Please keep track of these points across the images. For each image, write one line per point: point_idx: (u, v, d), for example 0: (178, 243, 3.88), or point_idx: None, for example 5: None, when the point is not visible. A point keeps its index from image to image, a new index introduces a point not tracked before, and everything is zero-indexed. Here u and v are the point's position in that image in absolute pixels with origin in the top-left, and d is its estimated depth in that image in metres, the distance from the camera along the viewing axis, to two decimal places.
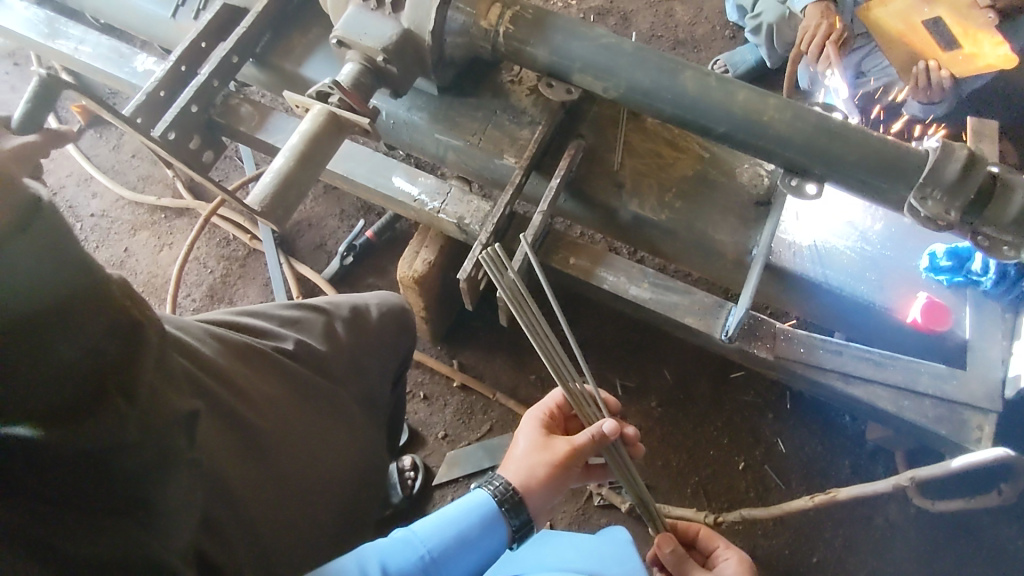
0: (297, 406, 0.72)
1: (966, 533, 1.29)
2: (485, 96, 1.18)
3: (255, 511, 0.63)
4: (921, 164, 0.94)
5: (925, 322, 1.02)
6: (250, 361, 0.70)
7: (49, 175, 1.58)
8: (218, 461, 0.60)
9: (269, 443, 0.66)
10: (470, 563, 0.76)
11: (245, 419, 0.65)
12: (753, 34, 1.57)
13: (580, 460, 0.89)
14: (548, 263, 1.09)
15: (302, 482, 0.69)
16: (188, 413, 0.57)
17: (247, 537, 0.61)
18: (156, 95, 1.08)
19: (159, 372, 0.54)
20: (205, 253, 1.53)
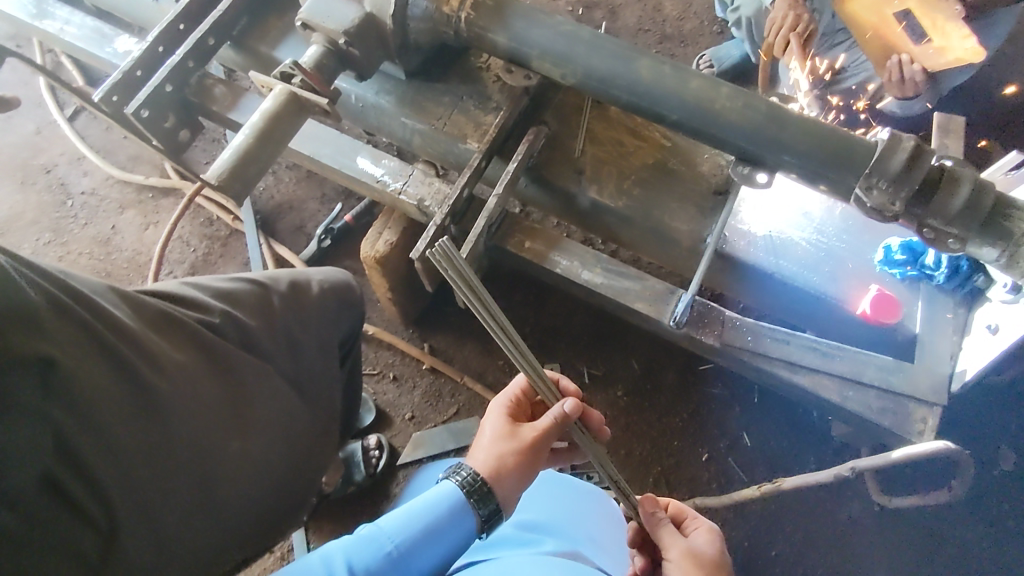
0: (212, 374, 0.71)
1: (928, 533, 1.28)
2: (453, 82, 1.20)
3: (153, 480, 0.63)
4: (867, 155, 0.95)
5: (875, 314, 1.02)
6: (161, 331, 0.69)
7: (43, 154, 1.63)
8: (104, 417, 0.59)
9: (180, 412, 0.66)
10: (438, 555, 0.77)
11: (149, 379, 0.63)
12: (733, 27, 1.57)
13: (548, 445, 0.91)
14: (504, 246, 1.11)
15: (211, 449, 0.69)
16: (73, 378, 0.57)
17: (123, 492, 0.60)
18: (132, 75, 1.11)
19: (40, 335, 0.55)
20: (188, 232, 1.57)
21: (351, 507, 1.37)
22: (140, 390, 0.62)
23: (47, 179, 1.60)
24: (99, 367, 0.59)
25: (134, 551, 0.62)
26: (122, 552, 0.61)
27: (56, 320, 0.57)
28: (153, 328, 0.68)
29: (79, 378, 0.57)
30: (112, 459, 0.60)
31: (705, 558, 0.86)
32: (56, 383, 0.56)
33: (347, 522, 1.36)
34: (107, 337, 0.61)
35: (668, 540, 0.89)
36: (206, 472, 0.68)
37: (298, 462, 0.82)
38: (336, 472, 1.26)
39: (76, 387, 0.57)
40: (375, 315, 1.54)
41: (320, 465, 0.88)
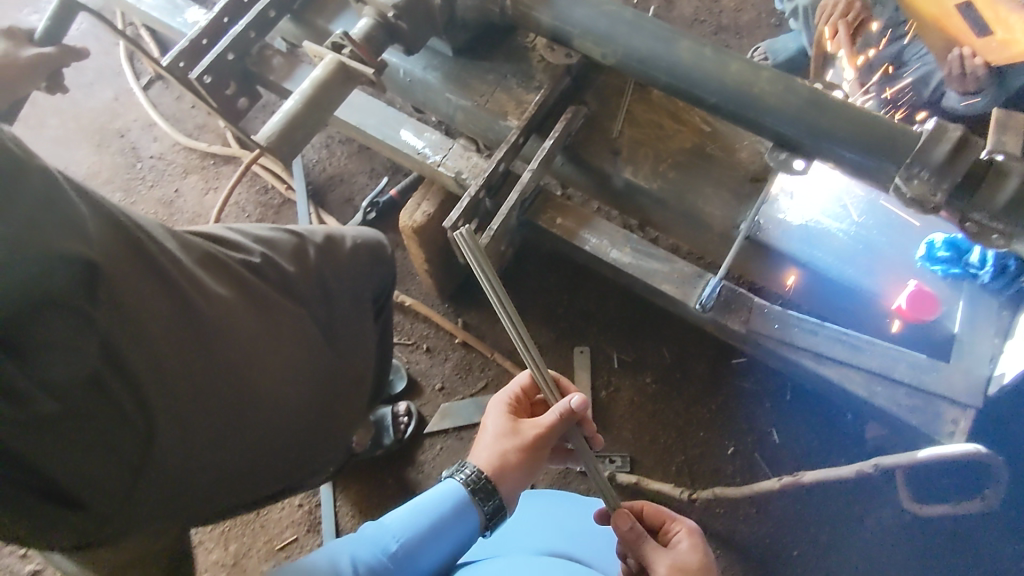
0: (251, 308, 0.77)
1: (962, 548, 1.23)
2: (498, 60, 1.22)
3: (189, 403, 0.69)
4: (911, 143, 0.92)
5: (912, 310, 1.01)
6: (208, 265, 0.74)
7: (119, 119, 1.75)
8: (153, 333, 0.65)
9: (220, 343, 0.72)
10: (441, 552, 0.83)
11: (195, 306, 0.69)
12: (791, 16, 1.53)
13: (552, 441, 0.92)
14: (536, 222, 1.14)
15: (242, 377, 0.75)
16: (129, 300, 0.62)
17: (161, 403, 0.67)
18: (198, 43, 1.18)
19: (110, 265, 0.60)
20: (244, 198, 1.65)
21: (377, 470, 1.42)
22: (187, 320, 0.68)
23: (121, 142, 1.72)
24: (155, 295, 0.65)
25: (167, 454, 0.69)
26: (157, 451, 0.68)
27: (121, 250, 0.62)
28: (203, 266, 0.73)
29: (132, 300, 0.62)
30: (158, 379, 0.66)
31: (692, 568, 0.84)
32: (119, 306, 0.61)
33: (373, 484, 1.41)
34: (166, 266, 0.66)
35: (653, 559, 0.87)
36: (235, 401, 0.75)
37: (319, 401, 0.88)
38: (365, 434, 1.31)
39: (136, 310, 0.62)
40: (413, 288, 1.58)
41: (345, 409, 0.93)
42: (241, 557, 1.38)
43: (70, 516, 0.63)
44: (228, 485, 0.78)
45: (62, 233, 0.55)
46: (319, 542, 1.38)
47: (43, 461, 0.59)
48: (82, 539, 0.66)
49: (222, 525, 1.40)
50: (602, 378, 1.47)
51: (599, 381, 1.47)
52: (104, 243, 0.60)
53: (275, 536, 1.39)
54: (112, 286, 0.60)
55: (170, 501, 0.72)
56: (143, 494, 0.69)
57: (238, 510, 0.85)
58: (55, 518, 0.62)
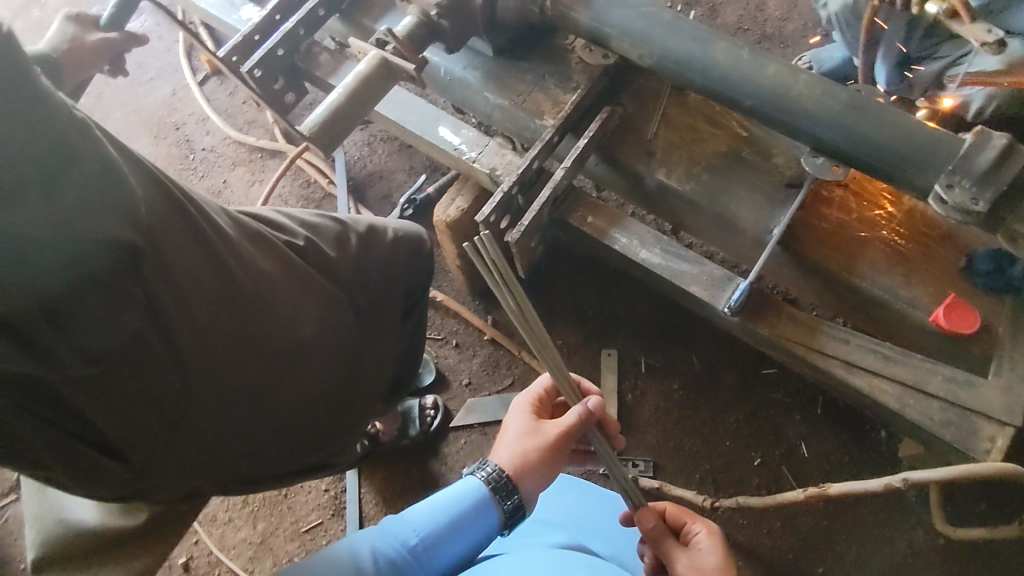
0: (291, 287, 0.79)
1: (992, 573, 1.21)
2: (537, 61, 1.24)
3: (223, 368, 0.73)
4: (953, 151, 0.90)
5: (948, 318, 0.96)
6: (256, 243, 0.77)
7: (176, 113, 1.83)
8: (195, 303, 0.68)
9: (258, 316, 0.75)
10: (460, 549, 0.85)
11: (238, 282, 0.72)
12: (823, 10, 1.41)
13: (573, 440, 0.91)
14: (567, 220, 1.15)
15: (275, 349, 0.78)
16: (176, 269, 0.65)
17: (195, 369, 0.70)
18: (251, 39, 1.24)
19: (156, 238, 0.63)
20: (288, 191, 1.71)
21: (402, 461, 1.44)
22: (229, 292, 0.71)
23: (176, 135, 1.80)
24: (199, 267, 0.68)
25: (201, 414, 0.73)
26: (191, 410, 0.72)
27: (169, 227, 0.65)
28: (251, 242, 0.76)
29: (179, 270, 0.66)
30: (196, 345, 0.70)
31: (708, 568, 0.83)
32: (166, 274, 0.65)
33: (398, 473, 1.43)
34: (214, 242, 0.69)
35: (675, 556, 0.87)
36: (263, 372, 0.78)
37: (347, 380, 0.91)
38: (391, 423, 1.33)
39: (179, 280, 0.66)
40: (445, 284, 1.61)
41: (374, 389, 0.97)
42: (267, 537, 1.42)
43: (110, 467, 0.68)
44: (255, 452, 0.82)
45: (113, 202, 0.58)
46: (342, 527, 1.41)
47: (86, 416, 0.63)
48: (118, 492, 0.71)
49: (251, 504, 1.44)
50: (628, 382, 1.46)
51: (625, 385, 1.46)
52: (154, 215, 0.63)
53: (300, 519, 1.42)
54: (159, 256, 0.64)
55: (201, 461, 0.76)
56: (176, 454, 0.73)
57: (270, 481, 0.89)
58: (97, 468, 0.67)
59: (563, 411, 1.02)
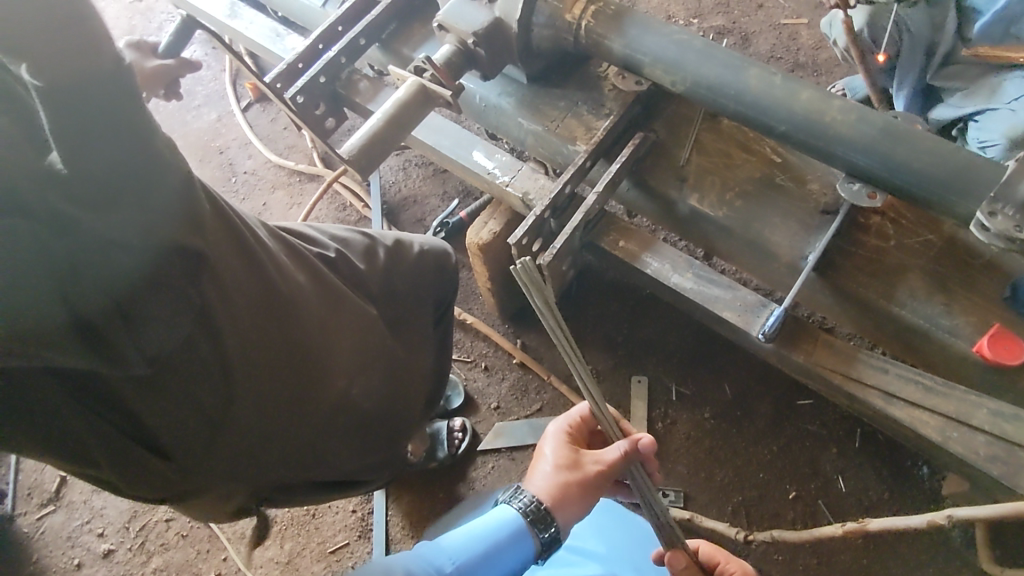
0: (325, 300, 0.81)
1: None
2: (571, 88, 1.27)
3: (265, 378, 0.75)
4: (993, 179, 0.88)
5: (993, 351, 0.93)
6: (294, 255, 0.79)
7: (220, 138, 1.90)
8: (243, 312, 0.70)
9: (299, 328, 0.77)
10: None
11: (279, 290, 0.74)
12: (833, 44, 1.42)
13: (615, 476, 0.90)
14: (598, 244, 1.16)
15: (314, 361, 0.80)
16: (226, 279, 0.67)
17: (239, 376, 0.72)
18: (294, 66, 1.28)
19: (211, 247, 0.65)
20: (324, 214, 1.75)
21: (429, 484, 1.44)
22: (271, 303, 0.73)
23: (220, 158, 1.87)
24: (247, 277, 0.70)
25: (242, 420, 0.75)
26: (232, 417, 0.73)
27: (222, 238, 0.67)
28: (290, 258, 0.78)
29: (229, 279, 0.68)
30: (241, 356, 0.71)
31: None
32: (219, 285, 0.67)
33: (425, 497, 1.43)
34: (258, 254, 0.72)
35: None
36: (303, 386, 0.79)
37: (381, 393, 0.92)
38: (420, 445, 1.34)
39: (230, 289, 0.68)
40: (475, 306, 1.62)
41: (405, 403, 0.98)
42: (294, 556, 1.42)
43: (152, 461, 0.72)
44: (289, 461, 0.84)
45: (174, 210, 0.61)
46: (368, 550, 1.41)
47: (134, 410, 0.67)
48: (159, 485, 0.75)
49: (280, 523, 1.45)
50: (658, 410, 1.44)
51: (655, 412, 1.44)
52: (210, 223, 0.66)
53: (327, 539, 1.43)
54: (213, 268, 0.66)
55: (238, 463, 0.78)
56: (215, 455, 0.75)
57: (293, 489, 0.90)
58: (140, 460, 0.71)
59: (598, 441, 1.02)
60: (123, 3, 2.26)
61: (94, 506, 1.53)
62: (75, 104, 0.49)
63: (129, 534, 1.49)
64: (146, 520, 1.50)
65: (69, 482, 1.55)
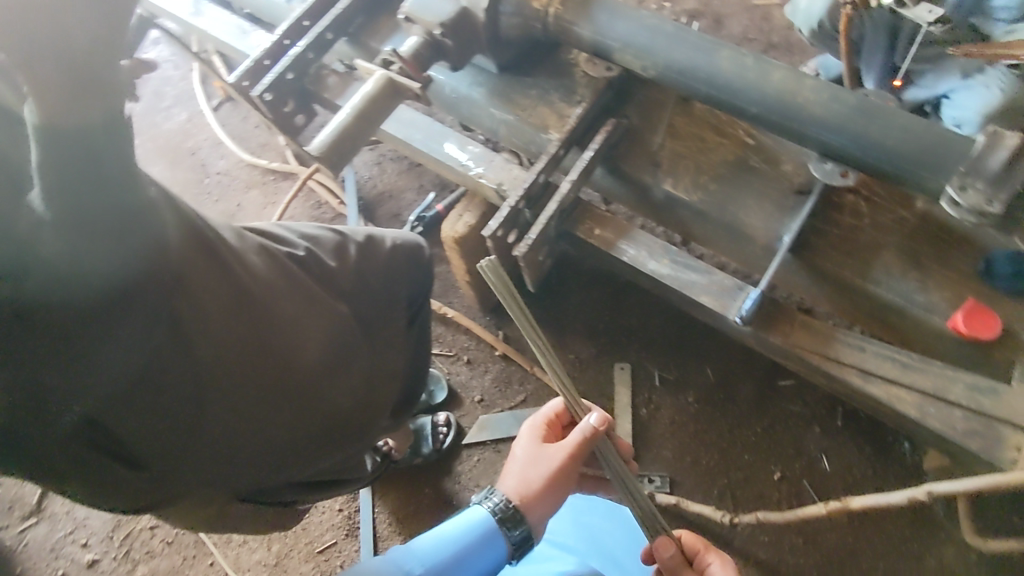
0: (295, 299, 0.79)
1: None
2: (542, 76, 1.25)
3: (236, 380, 0.73)
4: (965, 154, 0.88)
5: (969, 326, 0.93)
6: (262, 255, 0.78)
7: (191, 139, 1.87)
8: (211, 315, 0.68)
9: (269, 327, 0.75)
10: None
11: (247, 290, 0.72)
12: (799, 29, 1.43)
13: (580, 460, 0.90)
14: (574, 232, 1.15)
15: (286, 360, 0.78)
16: (191, 283, 0.66)
17: (208, 380, 0.70)
18: (261, 63, 1.26)
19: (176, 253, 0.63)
20: (300, 212, 1.73)
21: (415, 480, 1.43)
22: (240, 305, 0.71)
23: (192, 160, 1.84)
24: (212, 279, 0.68)
25: (214, 425, 0.73)
26: (203, 422, 0.72)
27: (188, 247, 0.66)
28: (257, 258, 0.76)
29: (194, 283, 0.66)
30: (214, 362, 0.70)
31: None
32: (184, 289, 0.65)
33: (411, 493, 1.42)
34: (224, 256, 0.70)
35: None
36: (278, 389, 0.78)
37: (357, 390, 0.90)
38: (404, 442, 1.32)
39: (201, 298, 0.67)
40: (456, 300, 1.61)
41: (381, 400, 0.96)
42: (282, 558, 1.41)
43: (124, 474, 0.70)
44: (268, 464, 0.82)
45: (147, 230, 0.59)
46: (356, 548, 1.40)
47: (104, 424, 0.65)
48: (132, 496, 0.73)
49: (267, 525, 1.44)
50: (642, 396, 1.44)
51: (639, 399, 1.44)
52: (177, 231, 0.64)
53: (315, 539, 1.42)
54: (180, 279, 0.64)
55: (212, 469, 0.77)
56: (187, 462, 0.74)
57: (273, 491, 0.89)
58: (113, 473, 0.69)
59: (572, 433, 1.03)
60: None
61: (77, 516, 1.51)
62: (80, 143, 0.49)
63: (114, 544, 1.47)
64: (130, 529, 1.48)
65: (50, 494, 1.52)
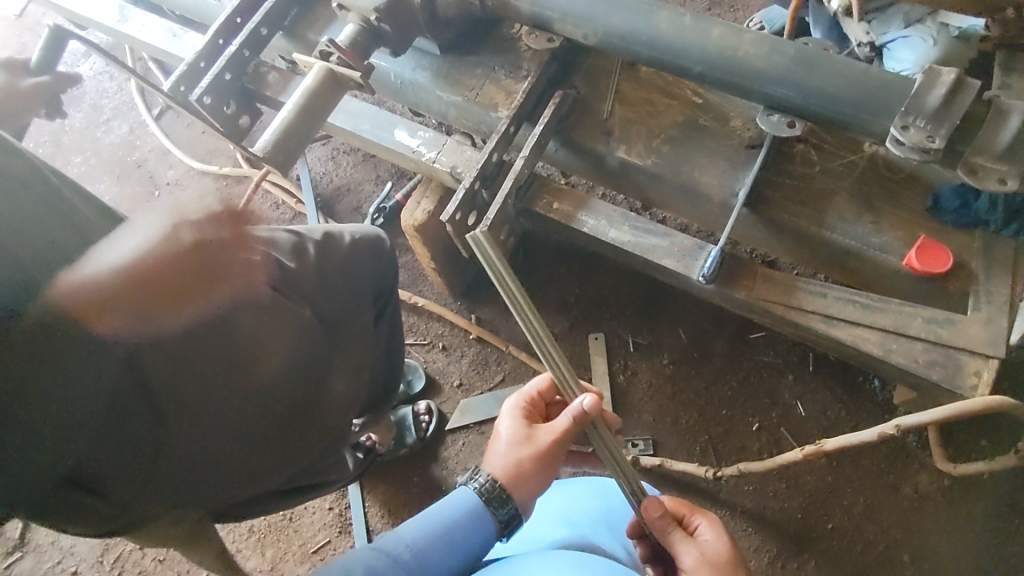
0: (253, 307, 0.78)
1: (991, 507, 1.24)
2: (486, 54, 1.24)
3: (198, 393, 0.73)
4: (905, 94, 0.89)
5: (922, 262, 0.97)
6: None
7: (136, 151, 1.82)
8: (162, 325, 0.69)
9: (225, 337, 0.74)
10: (459, 558, 0.83)
11: None
12: None
13: (569, 441, 0.92)
14: (534, 208, 1.15)
15: (253, 370, 0.78)
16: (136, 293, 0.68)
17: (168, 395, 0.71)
18: (196, 66, 1.22)
19: None
20: (257, 215, 1.70)
21: (403, 470, 1.43)
22: (192, 317, 0.71)
23: (139, 172, 1.79)
24: None
25: (180, 439, 0.73)
26: (167, 436, 0.72)
27: None
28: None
29: None
30: (172, 380, 0.71)
31: (716, 563, 0.83)
32: None
33: (400, 484, 1.42)
34: None
35: (681, 548, 0.86)
36: (245, 396, 0.77)
37: (329, 391, 0.89)
38: (387, 434, 1.32)
39: None
40: (425, 288, 1.60)
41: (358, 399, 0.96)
42: (277, 563, 1.41)
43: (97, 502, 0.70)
44: (244, 475, 0.82)
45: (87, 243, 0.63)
46: (351, 543, 1.40)
47: (57, 450, 0.65)
48: (105, 523, 0.72)
49: (257, 532, 1.43)
50: (619, 363, 1.46)
51: (616, 366, 1.46)
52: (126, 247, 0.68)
53: (308, 540, 1.42)
54: None
55: (186, 487, 0.76)
56: (158, 482, 0.73)
57: (252, 502, 0.88)
58: (75, 500, 0.68)
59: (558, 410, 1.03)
60: (6, 21, 2.12)
61: (63, 545, 1.49)
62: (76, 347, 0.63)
63: (105, 568, 1.46)
64: (120, 551, 1.46)
65: (32, 526, 1.49)
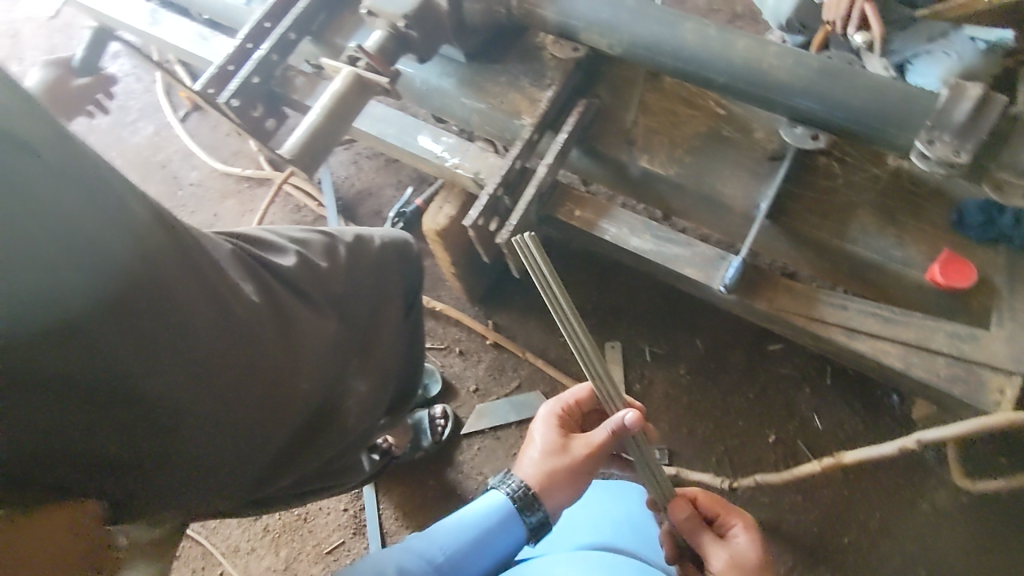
0: (281, 312, 0.77)
1: (1010, 526, 1.23)
2: (511, 62, 1.25)
3: (225, 398, 0.71)
4: (930, 108, 0.89)
5: (945, 277, 0.96)
6: (245, 268, 0.75)
7: (161, 151, 1.85)
8: (197, 329, 0.66)
9: (256, 344, 0.73)
10: (487, 562, 0.84)
11: (231, 306, 0.70)
12: None
13: (604, 454, 0.89)
14: (556, 215, 1.16)
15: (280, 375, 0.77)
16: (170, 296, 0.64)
17: (192, 403, 0.68)
18: (225, 70, 1.23)
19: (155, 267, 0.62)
20: (279, 217, 1.72)
21: (418, 473, 1.44)
22: (225, 323, 0.69)
23: (163, 173, 1.81)
24: (198, 298, 0.67)
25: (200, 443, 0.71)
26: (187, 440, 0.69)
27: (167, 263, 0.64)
28: (235, 274, 0.73)
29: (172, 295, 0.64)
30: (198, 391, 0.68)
31: (748, 565, 0.82)
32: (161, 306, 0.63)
33: (415, 486, 1.43)
34: (207, 271, 0.68)
35: (711, 547, 0.86)
36: (270, 401, 0.77)
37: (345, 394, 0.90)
38: (404, 437, 1.33)
39: (185, 319, 0.65)
40: (444, 293, 1.61)
41: (375, 400, 0.96)
42: (290, 562, 1.41)
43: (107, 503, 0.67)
44: (259, 474, 0.81)
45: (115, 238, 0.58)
46: (365, 545, 1.41)
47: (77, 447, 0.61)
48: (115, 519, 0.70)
49: (272, 531, 1.44)
50: (635, 372, 1.46)
51: (632, 375, 1.46)
52: (152, 236, 0.63)
53: (322, 540, 1.42)
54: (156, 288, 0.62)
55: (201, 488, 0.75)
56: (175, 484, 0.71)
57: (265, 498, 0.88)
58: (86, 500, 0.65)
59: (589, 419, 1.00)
60: (38, 23, 2.17)
61: None
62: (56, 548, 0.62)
63: None
64: None
65: None
